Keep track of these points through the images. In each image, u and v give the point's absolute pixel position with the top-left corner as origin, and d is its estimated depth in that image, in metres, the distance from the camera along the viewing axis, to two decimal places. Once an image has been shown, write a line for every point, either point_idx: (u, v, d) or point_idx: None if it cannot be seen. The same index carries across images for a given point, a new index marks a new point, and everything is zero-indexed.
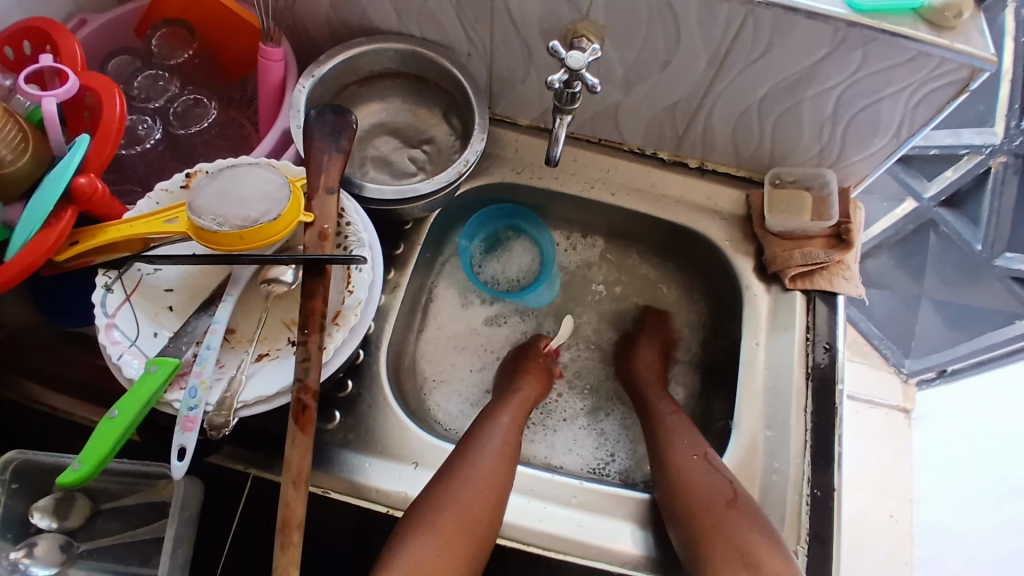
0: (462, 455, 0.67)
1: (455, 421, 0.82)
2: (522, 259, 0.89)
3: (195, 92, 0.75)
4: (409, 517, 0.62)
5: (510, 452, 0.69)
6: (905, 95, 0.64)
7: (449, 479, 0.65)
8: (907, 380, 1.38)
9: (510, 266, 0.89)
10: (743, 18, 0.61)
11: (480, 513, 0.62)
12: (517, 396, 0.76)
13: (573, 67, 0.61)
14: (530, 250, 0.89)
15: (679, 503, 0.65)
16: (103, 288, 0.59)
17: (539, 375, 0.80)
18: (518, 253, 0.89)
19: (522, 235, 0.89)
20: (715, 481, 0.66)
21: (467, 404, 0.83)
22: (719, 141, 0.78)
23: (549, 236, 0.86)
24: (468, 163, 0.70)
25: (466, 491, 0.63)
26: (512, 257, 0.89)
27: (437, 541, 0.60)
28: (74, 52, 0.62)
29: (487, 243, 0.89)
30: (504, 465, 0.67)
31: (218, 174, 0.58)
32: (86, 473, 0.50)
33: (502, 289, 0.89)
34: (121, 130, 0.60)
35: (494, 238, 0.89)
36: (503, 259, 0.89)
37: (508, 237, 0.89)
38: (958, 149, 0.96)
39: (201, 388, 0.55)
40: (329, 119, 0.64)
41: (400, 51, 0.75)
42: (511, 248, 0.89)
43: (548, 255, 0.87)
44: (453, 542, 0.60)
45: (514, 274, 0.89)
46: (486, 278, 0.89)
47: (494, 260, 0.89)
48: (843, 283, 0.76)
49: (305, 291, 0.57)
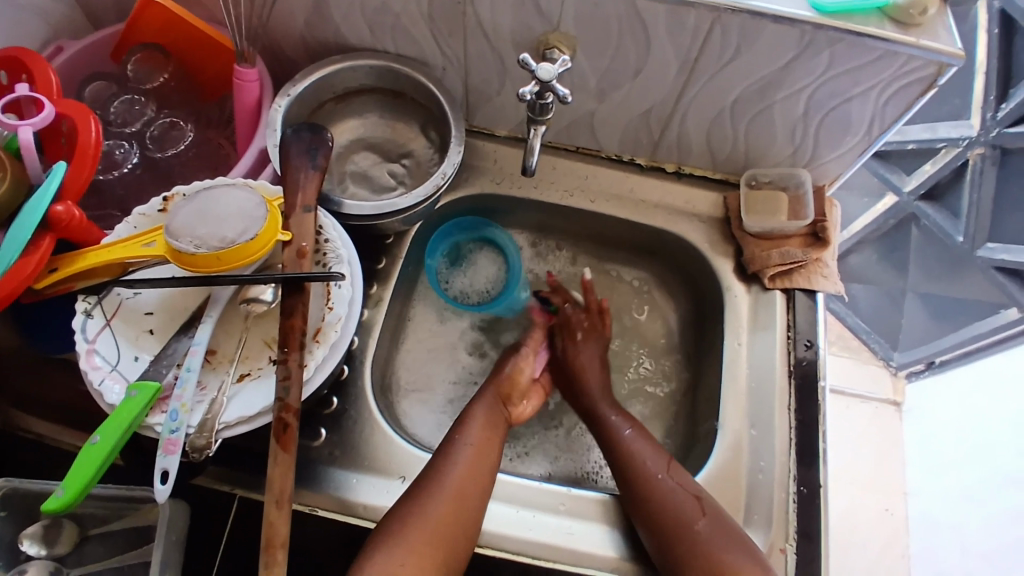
0: (446, 456, 0.67)
1: (424, 431, 0.80)
2: (489, 269, 0.87)
3: (171, 114, 0.76)
4: (382, 528, 0.62)
5: (479, 455, 0.68)
6: (874, 94, 0.65)
7: (421, 489, 0.64)
8: (896, 373, 1.39)
9: (477, 278, 0.87)
10: (711, 24, 0.61)
11: (458, 517, 0.63)
12: (486, 395, 0.76)
13: (544, 78, 0.61)
14: (496, 259, 0.87)
15: (640, 507, 0.66)
16: (83, 314, 0.59)
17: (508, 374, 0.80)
18: (484, 264, 0.87)
19: (487, 245, 0.87)
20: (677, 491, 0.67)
21: (431, 413, 0.82)
22: (694, 145, 0.79)
23: (515, 243, 0.85)
24: (445, 176, 0.70)
25: (443, 493, 0.64)
26: (478, 269, 0.87)
27: (404, 551, 0.60)
28: (48, 77, 0.63)
29: (452, 257, 0.87)
30: (482, 466, 0.67)
31: (195, 197, 0.58)
32: (69, 500, 0.50)
33: (473, 302, 0.86)
34: (97, 155, 0.60)
35: (458, 251, 0.87)
36: (469, 272, 0.87)
37: (473, 248, 0.87)
38: (935, 143, 0.98)
39: (182, 410, 0.55)
40: (305, 137, 0.64)
41: (374, 67, 0.76)
42: (476, 260, 0.87)
43: (515, 265, 0.86)
44: (423, 549, 0.60)
45: (483, 286, 0.87)
46: (455, 293, 0.86)
47: (460, 275, 0.87)
48: (822, 281, 0.77)
49: (285, 309, 0.58)
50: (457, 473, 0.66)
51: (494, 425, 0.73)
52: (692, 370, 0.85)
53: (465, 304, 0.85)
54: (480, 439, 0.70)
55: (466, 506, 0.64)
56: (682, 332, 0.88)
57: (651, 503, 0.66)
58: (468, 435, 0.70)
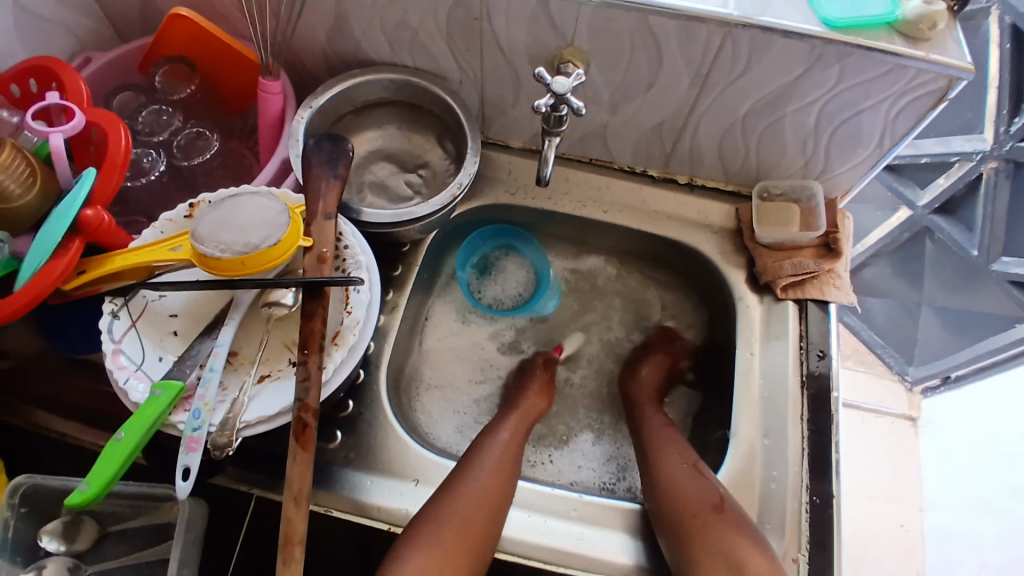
0: (470, 461, 0.69)
1: (435, 426, 0.81)
2: (518, 274, 0.91)
3: (197, 125, 0.78)
4: (412, 531, 0.62)
5: (509, 464, 0.70)
6: (884, 107, 0.66)
7: (447, 493, 0.65)
8: (912, 389, 1.38)
9: (508, 284, 0.91)
10: (722, 39, 0.63)
11: (485, 524, 0.64)
12: (517, 409, 0.78)
13: (559, 91, 0.63)
14: (523, 264, 0.91)
15: (665, 508, 0.67)
16: (110, 315, 0.61)
17: (538, 388, 0.82)
18: (512, 270, 0.91)
19: (513, 252, 0.90)
20: (703, 487, 0.67)
21: (452, 412, 0.84)
22: (706, 156, 0.80)
23: (540, 248, 0.88)
24: (462, 186, 0.72)
25: (470, 497, 0.65)
26: (508, 275, 0.91)
27: (438, 552, 0.61)
28: (78, 87, 0.65)
29: (480, 268, 0.90)
30: (508, 472, 0.69)
31: (220, 204, 0.60)
32: (92, 494, 0.52)
33: (508, 307, 0.90)
34: (126, 162, 0.62)
35: (486, 262, 0.91)
36: (499, 279, 0.91)
37: (500, 257, 0.91)
38: (949, 156, 0.98)
39: (205, 409, 0.57)
40: (326, 147, 0.66)
41: (393, 80, 0.78)
42: (504, 267, 0.91)
43: (542, 266, 0.89)
44: (456, 551, 0.61)
45: (515, 291, 0.91)
46: (489, 301, 0.90)
47: (491, 283, 0.91)
48: (834, 291, 0.77)
49: (305, 313, 0.59)
50: (484, 478, 0.67)
51: (519, 433, 0.75)
52: (704, 380, 0.86)
53: (500, 311, 0.89)
54: (505, 450, 0.72)
55: (494, 510, 0.65)
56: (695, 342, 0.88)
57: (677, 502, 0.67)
58: (493, 445, 0.72)
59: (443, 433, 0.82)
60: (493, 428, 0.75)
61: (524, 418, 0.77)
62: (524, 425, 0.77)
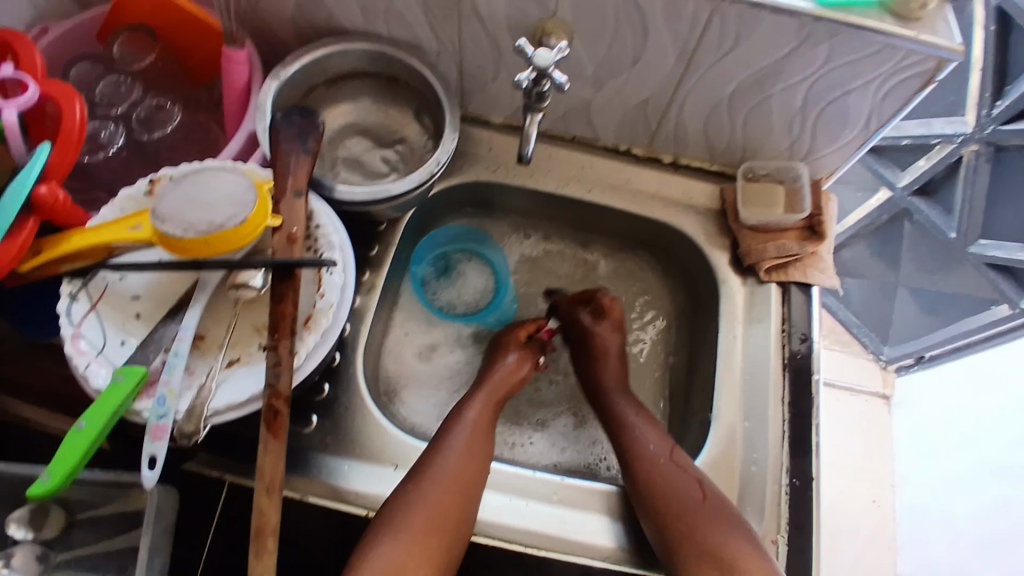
0: (439, 441, 0.67)
1: (414, 415, 0.80)
2: (476, 282, 0.89)
3: (158, 96, 0.74)
4: (383, 515, 0.61)
5: (479, 445, 0.68)
6: (872, 88, 0.65)
7: (418, 479, 0.64)
8: (886, 367, 1.40)
9: (465, 290, 0.89)
10: (710, 14, 0.61)
11: (456, 509, 0.62)
12: (484, 386, 0.75)
13: (540, 64, 0.60)
14: (484, 271, 0.90)
15: (646, 500, 0.66)
16: (68, 298, 0.58)
17: (516, 358, 0.78)
18: (472, 276, 0.89)
19: (475, 258, 0.90)
20: (687, 485, 0.66)
21: (435, 404, 0.82)
22: (691, 136, 0.78)
23: (503, 256, 0.89)
24: (439, 163, 0.69)
25: (441, 482, 0.63)
26: (466, 281, 0.89)
27: (409, 539, 0.60)
28: (34, 59, 0.61)
29: (440, 268, 0.89)
30: (478, 450, 0.68)
31: (182, 179, 0.57)
32: (54, 487, 0.50)
33: (459, 314, 0.88)
34: (81, 139, 0.58)
35: (447, 263, 0.89)
36: (456, 284, 0.89)
37: (461, 260, 0.89)
38: (930, 138, 0.97)
39: (170, 396, 0.54)
40: (296, 120, 0.63)
41: (367, 50, 0.74)
42: (464, 271, 0.89)
43: (503, 276, 0.89)
44: (429, 537, 0.60)
45: (470, 298, 0.89)
46: (441, 304, 0.88)
47: (447, 286, 0.89)
48: (818, 274, 0.77)
49: (276, 295, 0.57)
50: (453, 456, 0.66)
51: (489, 409, 0.73)
52: (685, 359, 0.85)
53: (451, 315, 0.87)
54: (474, 432, 0.69)
55: (463, 488, 0.64)
56: (677, 323, 0.88)
57: (657, 491, 0.66)
58: (462, 425, 0.70)
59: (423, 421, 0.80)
60: (460, 407, 0.73)
61: (495, 395, 0.75)
62: (494, 401, 0.75)
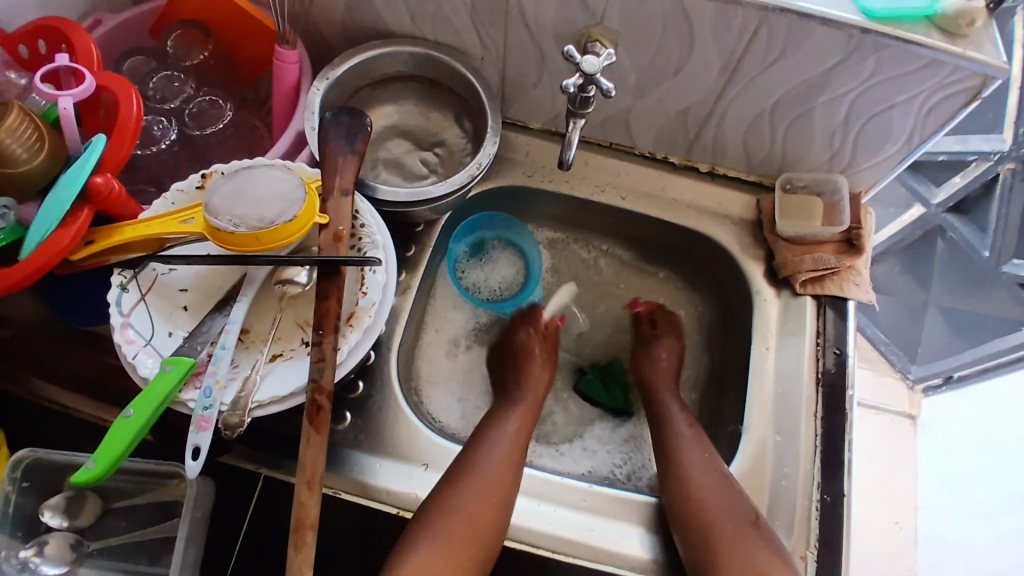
0: (475, 453, 0.68)
1: (441, 413, 0.80)
2: (506, 271, 0.89)
3: (210, 93, 0.76)
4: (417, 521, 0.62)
5: (516, 457, 0.69)
6: (917, 103, 0.65)
7: (455, 486, 0.65)
8: (913, 387, 1.37)
9: (493, 276, 0.88)
10: (757, 25, 0.61)
11: (491, 518, 0.63)
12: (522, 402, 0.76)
13: (588, 71, 0.61)
14: (517, 263, 0.88)
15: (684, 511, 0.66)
16: (118, 287, 0.59)
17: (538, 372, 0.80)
18: (503, 263, 0.89)
19: (511, 246, 0.88)
20: (737, 501, 0.65)
21: (456, 399, 0.82)
22: (730, 147, 0.79)
23: (539, 252, 0.87)
24: (480, 167, 0.70)
25: (478, 491, 0.64)
26: (496, 267, 0.88)
27: (443, 546, 0.61)
28: (89, 47, 0.63)
29: (474, 248, 0.87)
30: (516, 454, 0.69)
31: (234, 175, 0.59)
32: (101, 471, 0.51)
33: (481, 297, 0.88)
34: (137, 129, 0.60)
35: (481, 245, 0.88)
36: (486, 268, 0.88)
37: (496, 245, 0.88)
38: (967, 155, 0.96)
39: (216, 388, 0.55)
40: (344, 121, 0.64)
41: (414, 54, 0.75)
42: (497, 257, 0.88)
43: (535, 272, 0.88)
44: (463, 545, 0.61)
45: (496, 285, 0.88)
46: (467, 284, 0.87)
47: (477, 267, 0.88)
48: (854, 289, 0.76)
49: (320, 293, 0.58)
50: (490, 468, 0.67)
51: (524, 424, 0.74)
52: (717, 374, 0.85)
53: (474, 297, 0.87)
54: (509, 446, 0.70)
55: (502, 500, 0.65)
56: (710, 336, 0.87)
57: (696, 505, 0.66)
58: (496, 436, 0.71)
59: (446, 416, 0.81)
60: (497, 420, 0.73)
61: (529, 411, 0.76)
62: (530, 416, 0.76)
